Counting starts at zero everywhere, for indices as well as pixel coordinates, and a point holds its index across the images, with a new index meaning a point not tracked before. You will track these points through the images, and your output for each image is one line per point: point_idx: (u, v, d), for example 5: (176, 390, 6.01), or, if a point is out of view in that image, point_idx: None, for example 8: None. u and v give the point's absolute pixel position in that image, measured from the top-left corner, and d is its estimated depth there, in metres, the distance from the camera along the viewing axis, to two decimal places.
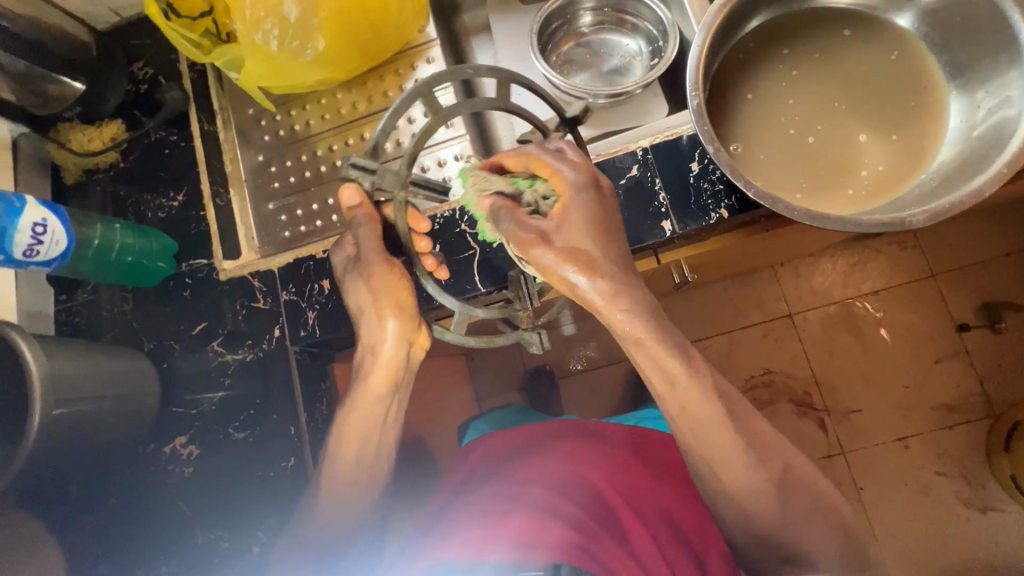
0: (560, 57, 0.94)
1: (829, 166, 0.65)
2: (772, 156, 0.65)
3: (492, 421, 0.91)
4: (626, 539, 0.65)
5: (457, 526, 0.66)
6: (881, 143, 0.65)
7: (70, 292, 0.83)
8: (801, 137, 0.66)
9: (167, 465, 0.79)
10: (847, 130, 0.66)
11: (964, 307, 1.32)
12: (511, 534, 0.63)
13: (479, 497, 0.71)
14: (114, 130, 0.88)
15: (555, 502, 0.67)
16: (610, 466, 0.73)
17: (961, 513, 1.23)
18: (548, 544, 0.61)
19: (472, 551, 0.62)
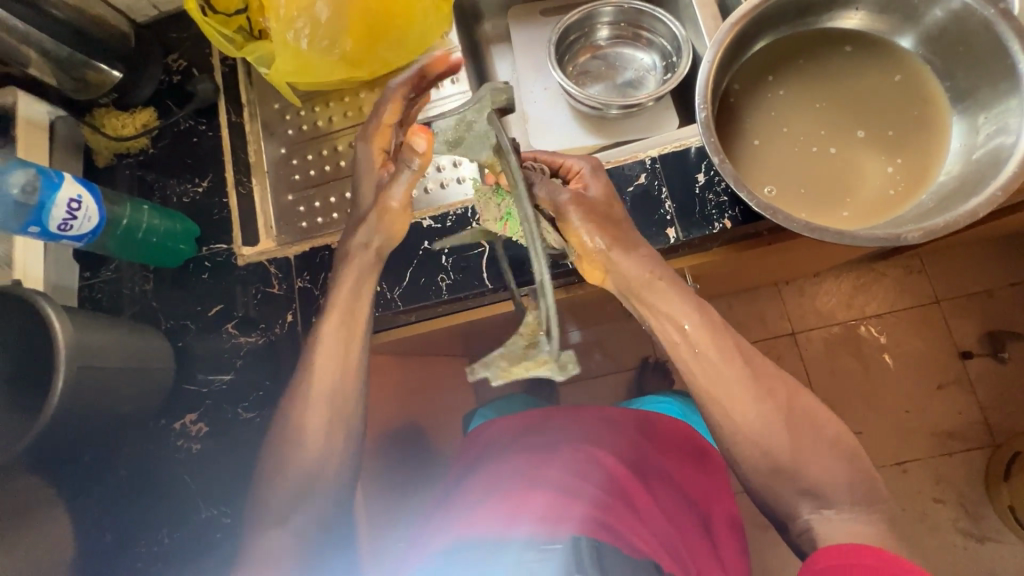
0: (576, 68, 0.98)
1: (839, 180, 0.67)
2: (781, 171, 0.67)
3: (497, 408, 0.94)
4: (642, 518, 0.67)
5: (473, 507, 0.68)
6: (891, 155, 0.68)
7: (94, 269, 0.87)
8: (809, 151, 0.68)
9: (176, 441, 0.81)
10: (854, 146, 0.68)
11: (968, 334, 1.33)
12: (536, 509, 0.64)
13: (496, 474, 0.72)
14: (147, 117, 0.92)
15: (575, 481, 0.68)
16: (621, 448, 0.75)
17: (957, 541, 1.23)
18: (573, 519, 0.62)
19: (501, 529, 0.62)
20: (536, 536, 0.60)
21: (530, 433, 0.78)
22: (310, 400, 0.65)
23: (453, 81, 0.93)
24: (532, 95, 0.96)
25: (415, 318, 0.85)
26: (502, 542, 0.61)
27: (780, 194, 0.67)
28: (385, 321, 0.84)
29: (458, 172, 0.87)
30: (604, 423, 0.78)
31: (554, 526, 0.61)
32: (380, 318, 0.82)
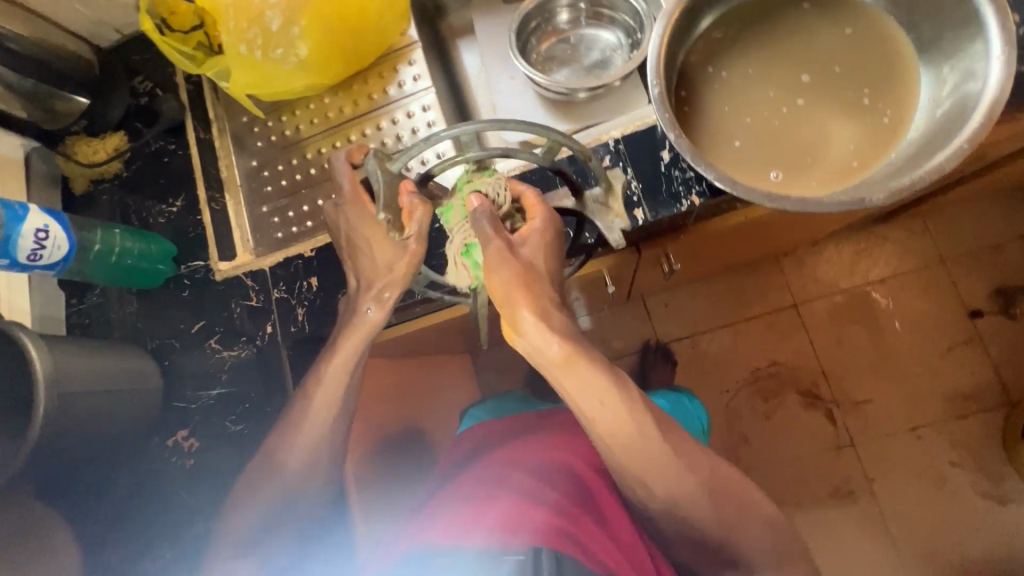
0: (541, 55, 0.96)
1: (805, 149, 0.64)
2: (743, 145, 0.65)
3: (486, 409, 0.92)
4: (604, 524, 0.67)
5: (436, 514, 0.67)
6: (861, 119, 0.65)
7: (79, 295, 0.88)
8: (774, 123, 0.66)
9: (170, 457, 0.83)
10: (819, 113, 0.65)
11: (976, 292, 1.29)
12: (494, 518, 0.63)
13: (461, 483, 0.73)
14: (117, 141, 0.92)
15: (540, 488, 0.68)
16: (588, 454, 0.76)
17: (977, 504, 1.20)
18: (529, 528, 0.60)
19: (452, 536, 0.62)
20: (493, 546, 0.59)
21: (506, 443, 0.79)
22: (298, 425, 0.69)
23: (416, 78, 0.93)
24: (496, 85, 0.93)
25: (396, 320, 0.86)
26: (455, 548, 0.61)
27: (742, 170, 0.64)
28: None
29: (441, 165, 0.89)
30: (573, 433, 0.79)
31: (513, 535, 0.60)
32: None
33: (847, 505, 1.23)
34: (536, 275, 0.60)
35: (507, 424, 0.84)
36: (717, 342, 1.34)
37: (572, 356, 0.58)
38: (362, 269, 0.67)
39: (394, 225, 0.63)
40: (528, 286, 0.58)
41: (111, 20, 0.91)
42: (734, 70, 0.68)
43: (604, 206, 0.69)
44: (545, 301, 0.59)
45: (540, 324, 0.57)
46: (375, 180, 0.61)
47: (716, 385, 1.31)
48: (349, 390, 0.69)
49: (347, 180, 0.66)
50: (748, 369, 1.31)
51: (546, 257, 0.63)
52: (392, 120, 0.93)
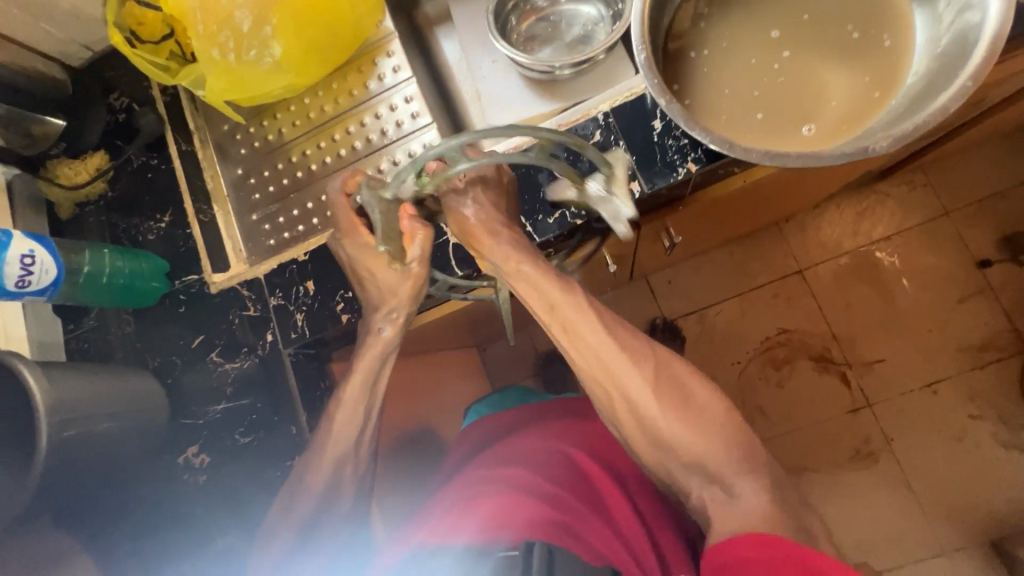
0: (521, 35, 0.94)
1: (806, 105, 0.61)
2: (742, 107, 0.62)
3: (491, 403, 0.91)
4: (607, 515, 0.66)
5: (429, 516, 0.69)
6: (860, 68, 0.62)
7: (77, 320, 0.87)
8: (772, 82, 0.63)
9: (182, 475, 0.82)
10: (819, 65, 0.62)
11: (983, 242, 1.27)
12: (482, 516, 0.65)
13: (453, 484, 0.74)
14: (99, 160, 0.89)
15: (534, 480, 0.69)
16: (585, 437, 0.76)
17: (999, 455, 1.19)
18: (516, 524, 0.62)
19: (439, 537, 0.64)
20: (481, 544, 0.61)
21: (506, 435, 0.80)
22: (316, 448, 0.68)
23: (396, 69, 0.91)
24: (478, 69, 0.91)
25: None
26: (447, 546, 0.62)
27: (743, 134, 0.61)
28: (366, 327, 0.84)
29: None
30: (570, 418, 0.79)
31: (499, 532, 0.61)
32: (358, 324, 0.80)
33: (868, 465, 1.22)
34: (493, 215, 0.65)
35: (504, 418, 0.84)
36: (723, 314, 1.32)
37: (531, 279, 0.62)
38: (370, 296, 0.69)
39: (396, 255, 0.64)
40: (480, 218, 0.64)
41: (81, 37, 0.89)
42: (724, 29, 0.65)
43: (607, 195, 0.64)
44: (497, 224, 0.64)
45: (495, 250, 0.63)
46: (374, 214, 0.60)
47: (727, 357, 1.29)
48: (372, 403, 0.69)
49: (343, 216, 0.67)
50: (757, 340, 1.29)
51: (493, 197, 0.66)
52: (375, 115, 0.91)
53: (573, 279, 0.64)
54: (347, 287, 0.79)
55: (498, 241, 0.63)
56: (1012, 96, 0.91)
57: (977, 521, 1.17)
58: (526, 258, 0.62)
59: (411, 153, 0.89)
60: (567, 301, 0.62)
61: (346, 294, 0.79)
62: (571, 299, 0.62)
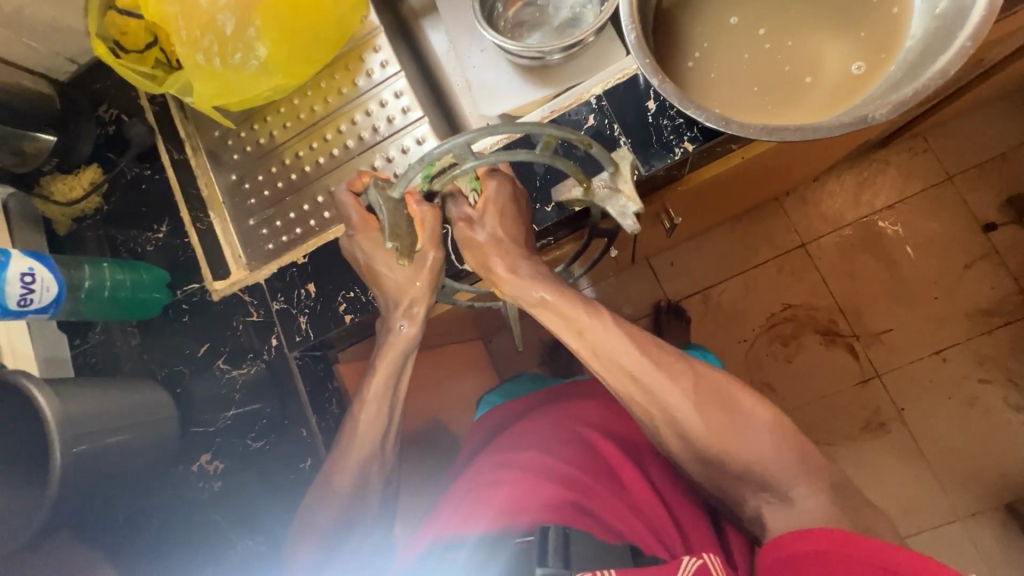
0: (509, 22, 0.92)
1: (808, 74, 0.60)
2: (745, 79, 0.61)
3: (503, 392, 0.91)
4: (625, 495, 0.66)
5: (441, 511, 0.69)
6: (860, 35, 0.60)
7: (83, 335, 0.87)
8: (783, 47, 0.61)
9: (197, 482, 0.82)
10: (820, 33, 0.61)
11: (987, 205, 1.25)
12: (498, 504, 0.65)
13: (471, 471, 0.74)
14: (92, 174, 0.89)
15: (549, 463, 0.69)
16: (595, 419, 0.76)
17: (1011, 418, 1.19)
18: (533, 507, 0.62)
19: (463, 526, 0.64)
20: (497, 530, 0.61)
21: (521, 419, 0.81)
22: (349, 453, 0.68)
23: (384, 64, 0.90)
24: (467, 59, 0.89)
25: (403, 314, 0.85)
26: (462, 539, 0.62)
27: (748, 107, 0.60)
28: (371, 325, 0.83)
29: (423, 151, 0.87)
30: (581, 400, 0.79)
31: (518, 517, 0.61)
32: (362, 323, 0.80)
33: (880, 436, 1.22)
34: (506, 240, 0.64)
35: (513, 407, 0.84)
36: (729, 292, 1.31)
37: (546, 301, 0.61)
38: (388, 290, 0.67)
39: (404, 251, 0.61)
40: (497, 248, 0.63)
41: (65, 50, 0.88)
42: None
43: (613, 191, 0.65)
44: (514, 253, 0.63)
45: (514, 282, 0.62)
46: (381, 213, 0.58)
47: (733, 336, 1.29)
48: (395, 402, 0.70)
49: (355, 211, 0.66)
50: (763, 317, 1.29)
51: (505, 219, 0.65)
52: (366, 112, 0.90)
53: (597, 302, 0.63)
54: (348, 287, 0.79)
55: (516, 265, 0.62)
56: (1013, 54, 0.89)
57: (992, 485, 1.17)
58: (546, 285, 0.61)
59: (403, 149, 0.88)
60: (579, 320, 0.61)
61: (348, 294, 0.79)
62: (597, 322, 0.61)
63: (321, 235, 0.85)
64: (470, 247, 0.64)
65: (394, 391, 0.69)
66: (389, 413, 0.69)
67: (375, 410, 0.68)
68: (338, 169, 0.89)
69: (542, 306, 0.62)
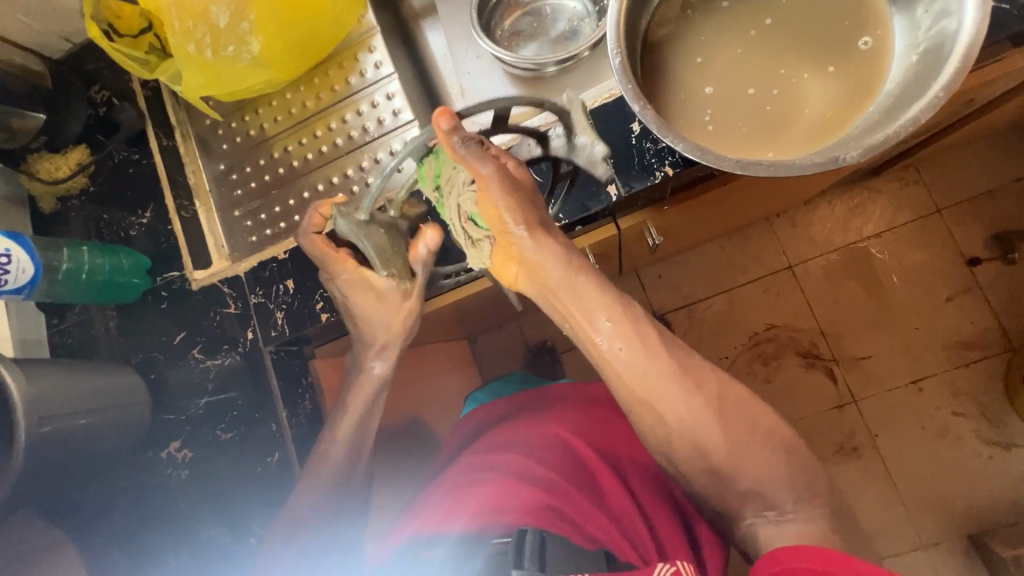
0: (506, 31, 0.93)
1: (790, 109, 0.61)
2: (730, 111, 0.61)
3: (490, 391, 0.89)
4: (600, 500, 0.65)
5: (421, 507, 0.69)
6: (846, 61, 0.61)
7: (60, 315, 0.87)
8: (773, 74, 0.62)
9: (165, 469, 0.83)
10: (803, 71, 0.61)
11: (972, 240, 1.26)
12: (477, 501, 0.64)
13: (451, 469, 0.73)
14: (79, 155, 0.89)
15: (529, 465, 0.67)
16: (577, 418, 0.74)
17: (980, 451, 1.20)
18: (511, 509, 0.61)
19: (439, 524, 0.64)
20: (475, 530, 0.61)
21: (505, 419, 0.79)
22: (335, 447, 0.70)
23: (378, 65, 0.90)
24: (463, 67, 0.91)
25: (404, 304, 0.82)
26: (440, 537, 0.62)
27: (732, 139, 0.61)
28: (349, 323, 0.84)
29: None
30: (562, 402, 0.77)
31: (496, 517, 0.61)
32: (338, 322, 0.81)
33: (851, 461, 1.23)
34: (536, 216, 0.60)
35: (499, 405, 0.83)
36: (713, 309, 1.33)
37: (572, 272, 0.58)
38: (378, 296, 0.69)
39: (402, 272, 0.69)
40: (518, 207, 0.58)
41: (58, 28, 0.88)
42: (695, 48, 0.64)
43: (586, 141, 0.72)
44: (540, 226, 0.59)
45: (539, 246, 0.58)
46: (361, 240, 0.66)
47: (715, 352, 1.30)
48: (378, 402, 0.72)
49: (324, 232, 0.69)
50: (745, 335, 1.30)
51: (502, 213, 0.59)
52: (357, 112, 0.90)
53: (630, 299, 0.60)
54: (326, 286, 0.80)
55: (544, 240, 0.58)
56: (1002, 95, 0.91)
57: (956, 517, 1.19)
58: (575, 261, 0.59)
59: (392, 151, 0.88)
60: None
61: (325, 293, 0.80)
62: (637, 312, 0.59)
63: None
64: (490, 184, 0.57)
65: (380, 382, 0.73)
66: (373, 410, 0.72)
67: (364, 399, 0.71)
68: (326, 166, 0.90)
69: (564, 279, 0.58)
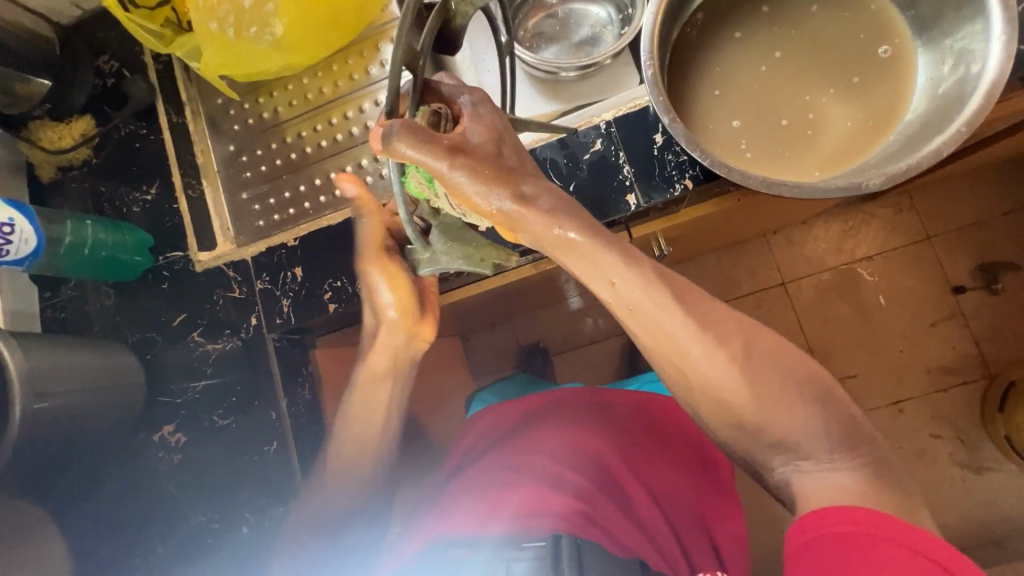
0: (528, 31, 0.93)
1: (811, 134, 0.62)
2: (763, 138, 0.62)
3: (498, 393, 0.89)
4: (629, 507, 0.65)
5: (447, 508, 0.65)
6: (869, 74, 0.63)
7: (54, 288, 0.85)
8: (801, 100, 0.63)
9: (157, 453, 0.81)
10: (826, 98, 0.63)
11: (960, 269, 1.30)
12: (514, 506, 0.61)
13: (476, 472, 0.70)
14: (84, 125, 0.87)
15: (560, 472, 0.66)
16: (608, 426, 0.72)
17: (954, 473, 1.24)
18: (550, 513, 0.59)
19: (474, 526, 0.60)
20: (515, 533, 0.57)
21: (530, 420, 0.76)
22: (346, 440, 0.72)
23: None
24: (483, 63, 0.89)
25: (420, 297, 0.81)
26: (478, 539, 0.58)
27: (771, 165, 0.62)
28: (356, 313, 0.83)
29: None
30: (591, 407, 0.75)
31: (536, 520, 0.58)
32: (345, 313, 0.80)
33: None
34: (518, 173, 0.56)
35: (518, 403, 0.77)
36: None
37: (567, 241, 0.56)
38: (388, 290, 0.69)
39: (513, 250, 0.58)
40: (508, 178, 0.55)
41: None
42: (714, 81, 0.65)
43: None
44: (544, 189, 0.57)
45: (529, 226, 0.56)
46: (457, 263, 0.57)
47: None
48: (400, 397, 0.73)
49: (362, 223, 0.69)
50: None
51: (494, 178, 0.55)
52: (374, 103, 0.89)
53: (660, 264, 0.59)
54: (336, 276, 0.79)
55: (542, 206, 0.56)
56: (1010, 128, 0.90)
57: None
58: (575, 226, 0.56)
59: None
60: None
61: (334, 283, 0.79)
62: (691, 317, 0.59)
63: (315, 219, 0.84)
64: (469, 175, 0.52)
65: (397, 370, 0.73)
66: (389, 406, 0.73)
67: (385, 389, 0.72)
68: (339, 155, 0.88)
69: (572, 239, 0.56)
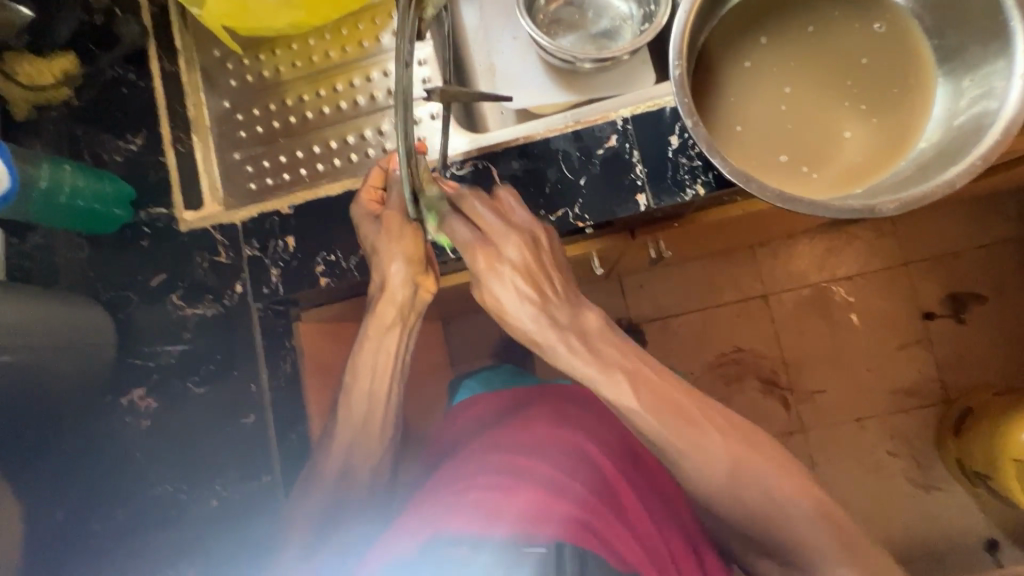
0: (548, 16, 0.90)
1: (829, 158, 0.62)
2: (790, 157, 0.62)
3: (482, 379, 0.87)
4: (624, 516, 0.64)
5: (443, 498, 0.63)
6: (884, 75, 0.64)
7: (21, 235, 0.79)
8: (830, 118, 0.63)
9: (124, 417, 0.77)
10: (848, 124, 0.63)
11: (932, 296, 1.34)
12: (521, 507, 0.60)
13: (470, 464, 0.68)
14: (65, 63, 0.79)
15: (560, 476, 0.65)
16: (599, 430, 0.73)
17: (905, 491, 1.29)
18: (555, 521, 0.58)
19: (482, 524, 0.58)
20: (523, 536, 0.56)
21: (520, 415, 0.75)
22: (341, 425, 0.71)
23: None
24: (498, 45, 0.86)
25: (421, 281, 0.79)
26: (484, 539, 0.56)
27: (808, 188, 0.61)
28: (349, 289, 0.81)
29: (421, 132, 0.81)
30: (584, 409, 0.75)
31: (543, 528, 0.57)
32: (336, 288, 0.78)
33: None
34: (548, 299, 0.62)
35: (509, 394, 0.79)
36: (687, 325, 1.36)
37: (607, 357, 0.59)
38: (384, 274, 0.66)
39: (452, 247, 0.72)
40: (547, 328, 0.62)
41: None
42: (732, 113, 0.64)
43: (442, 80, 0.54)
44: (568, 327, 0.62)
45: (495, 277, 0.61)
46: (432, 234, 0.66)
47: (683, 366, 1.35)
48: (401, 382, 0.71)
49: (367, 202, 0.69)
50: (713, 354, 1.35)
51: (524, 309, 0.61)
52: (383, 73, 0.84)
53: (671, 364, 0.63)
54: (330, 250, 0.77)
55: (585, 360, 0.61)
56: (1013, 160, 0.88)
57: None
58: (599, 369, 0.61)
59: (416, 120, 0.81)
60: (560, 345, 0.62)
61: (328, 257, 0.77)
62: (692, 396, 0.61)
63: (312, 187, 0.80)
64: (507, 311, 0.62)
65: (396, 341, 0.69)
66: (379, 394, 0.69)
67: (371, 376, 0.69)
68: (343, 124, 0.83)
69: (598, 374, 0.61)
